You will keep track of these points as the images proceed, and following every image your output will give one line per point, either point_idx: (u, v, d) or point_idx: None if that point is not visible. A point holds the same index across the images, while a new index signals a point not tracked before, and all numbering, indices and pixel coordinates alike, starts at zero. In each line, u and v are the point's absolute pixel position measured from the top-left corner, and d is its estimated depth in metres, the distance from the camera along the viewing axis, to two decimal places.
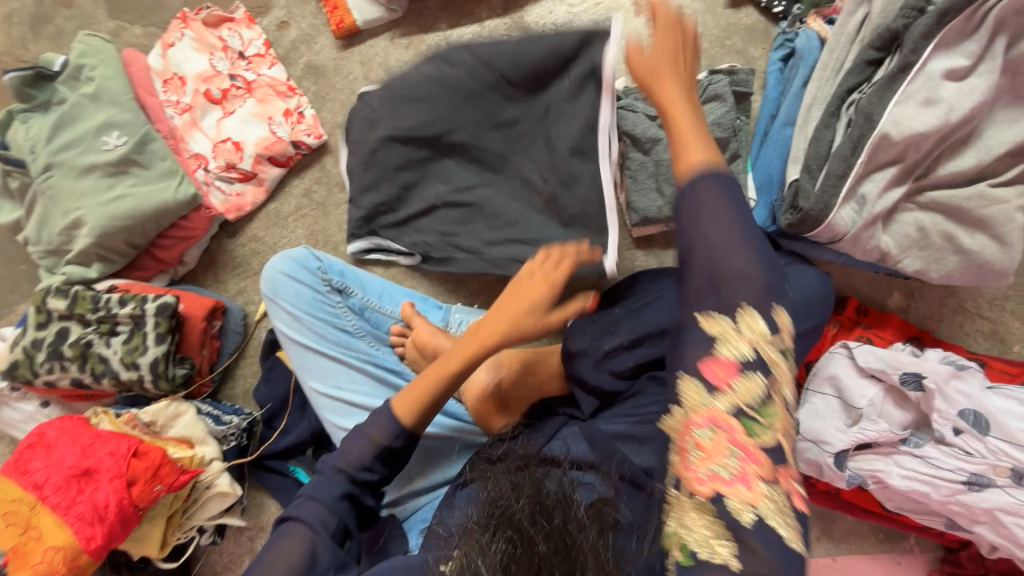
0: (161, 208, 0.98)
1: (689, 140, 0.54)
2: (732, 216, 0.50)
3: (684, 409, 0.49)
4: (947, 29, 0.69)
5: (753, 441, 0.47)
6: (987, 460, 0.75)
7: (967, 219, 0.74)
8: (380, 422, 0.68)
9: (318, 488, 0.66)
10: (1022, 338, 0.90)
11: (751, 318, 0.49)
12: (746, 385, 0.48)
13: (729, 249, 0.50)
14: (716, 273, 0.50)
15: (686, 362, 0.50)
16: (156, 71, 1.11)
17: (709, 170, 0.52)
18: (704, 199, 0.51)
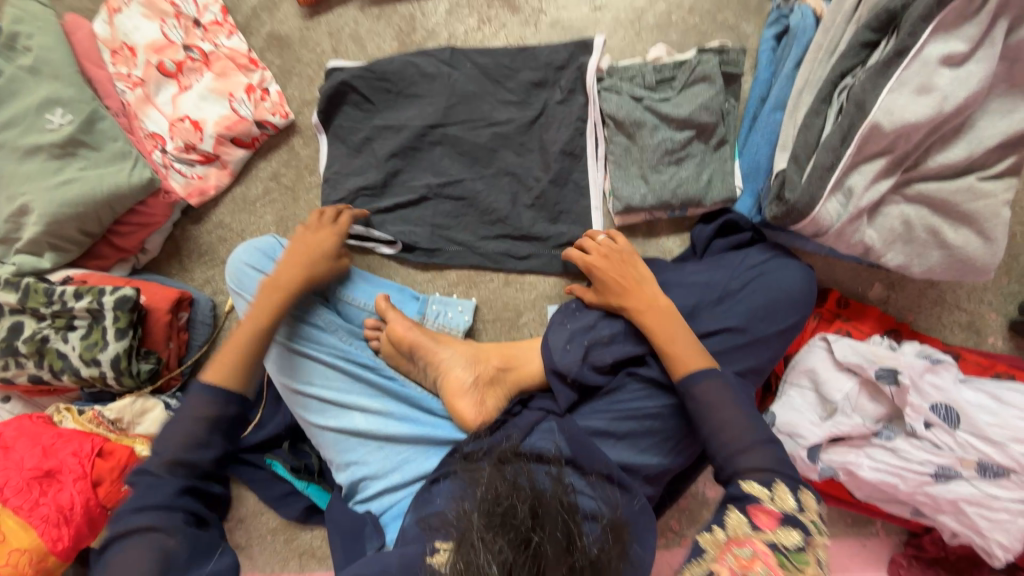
0: (115, 194, 0.92)
1: (671, 350, 0.78)
2: (739, 409, 0.72)
3: (725, 532, 0.65)
4: (948, 11, 0.64)
5: (781, 568, 0.61)
6: (955, 453, 0.76)
7: (952, 214, 0.72)
8: (191, 406, 0.75)
9: (151, 487, 0.72)
10: (998, 330, 0.90)
11: (786, 494, 0.66)
12: (784, 533, 0.64)
13: (741, 430, 0.71)
14: (730, 449, 0.70)
15: (736, 502, 0.68)
16: (103, 40, 1.02)
17: (699, 374, 0.74)
18: (705, 400, 0.73)
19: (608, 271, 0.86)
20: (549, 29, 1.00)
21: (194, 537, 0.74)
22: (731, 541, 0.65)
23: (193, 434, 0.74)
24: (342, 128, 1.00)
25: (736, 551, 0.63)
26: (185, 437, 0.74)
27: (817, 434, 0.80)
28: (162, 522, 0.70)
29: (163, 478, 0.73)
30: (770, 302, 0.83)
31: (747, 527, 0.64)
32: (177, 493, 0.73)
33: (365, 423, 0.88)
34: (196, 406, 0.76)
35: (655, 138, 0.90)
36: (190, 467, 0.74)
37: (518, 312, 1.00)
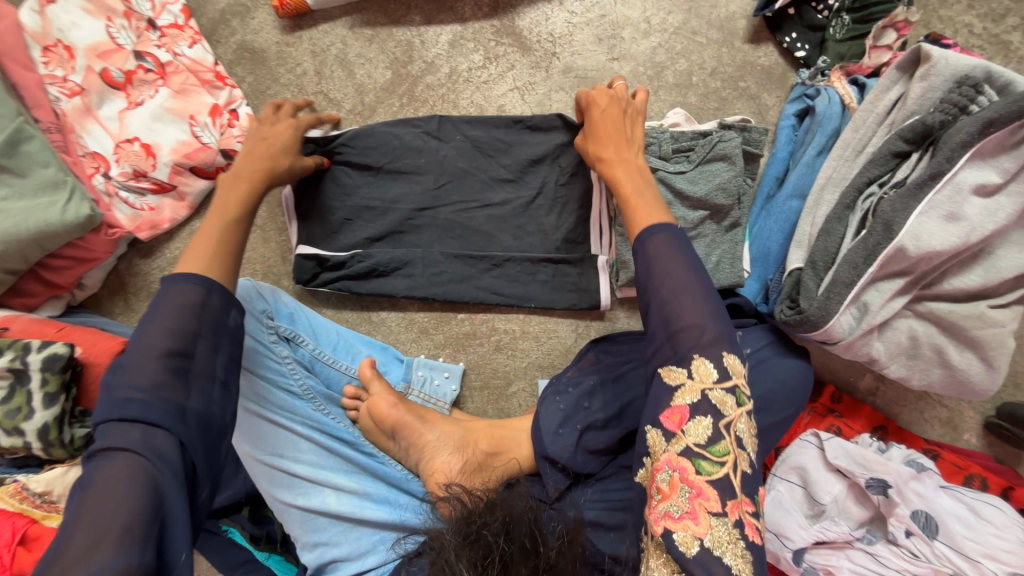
0: (43, 232, 0.77)
1: (637, 205, 0.67)
2: (683, 268, 0.60)
3: (650, 459, 0.58)
4: (988, 140, 0.61)
5: (701, 477, 0.54)
6: (931, 564, 0.76)
7: (960, 336, 0.71)
8: (177, 296, 0.60)
9: (133, 396, 0.55)
10: (973, 427, 0.93)
11: (703, 364, 0.57)
12: (693, 426, 0.55)
13: (683, 302, 0.59)
14: (669, 325, 0.59)
15: (649, 410, 0.59)
16: (32, 34, 0.85)
17: (659, 232, 0.63)
18: (657, 252, 0.62)
19: (602, 124, 0.74)
20: (561, 75, 0.92)
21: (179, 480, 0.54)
22: (653, 469, 0.57)
23: (179, 325, 0.58)
24: (315, 206, 0.89)
25: (657, 480, 0.56)
26: (174, 331, 0.58)
27: (804, 537, 0.79)
28: (143, 449, 0.53)
29: (143, 390, 0.55)
30: (767, 394, 0.80)
31: (662, 441, 0.56)
32: (172, 411, 0.55)
33: (338, 502, 0.81)
34: (178, 293, 0.60)
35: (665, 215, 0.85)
36: (181, 362, 0.58)
37: (507, 380, 0.94)
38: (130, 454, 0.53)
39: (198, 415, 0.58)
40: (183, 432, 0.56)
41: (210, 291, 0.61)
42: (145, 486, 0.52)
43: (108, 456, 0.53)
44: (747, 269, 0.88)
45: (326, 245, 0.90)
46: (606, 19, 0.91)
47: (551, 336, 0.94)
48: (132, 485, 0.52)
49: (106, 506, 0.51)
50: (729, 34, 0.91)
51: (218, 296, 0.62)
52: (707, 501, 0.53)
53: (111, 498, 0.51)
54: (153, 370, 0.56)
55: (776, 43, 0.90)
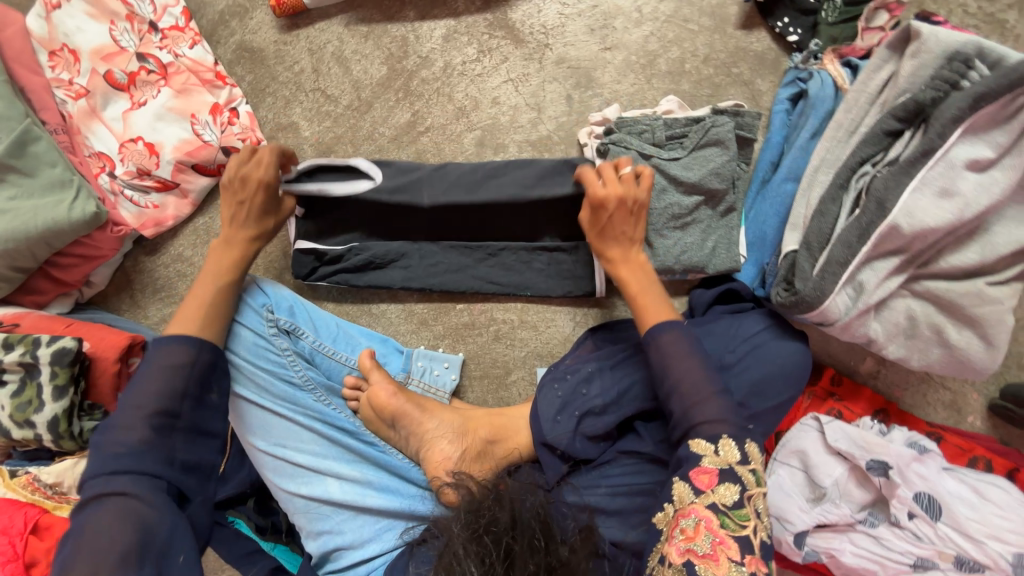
0: (52, 229, 0.80)
1: (646, 305, 0.74)
2: (695, 364, 0.67)
3: (674, 506, 0.61)
4: (979, 115, 0.61)
5: (725, 529, 0.58)
6: (935, 545, 0.76)
7: (958, 315, 0.71)
8: (163, 358, 0.69)
9: (125, 450, 0.63)
10: (978, 410, 0.92)
11: (729, 444, 0.62)
12: (724, 489, 0.60)
13: (700, 397, 0.65)
14: (688, 416, 0.65)
15: (679, 468, 0.63)
16: (39, 39, 0.87)
17: (670, 337, 0.70)
18: (670, 350, 0.69)
19: (611, 223, 0.78)
20: (554, 66, 0.92)
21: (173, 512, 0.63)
22: (677, 514, 0.60)
23: (168, 383, 0.68)
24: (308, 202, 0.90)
25: (682, 523, 0.59)
26: (163, 388, 0.68)
27: (805, 520, 0.79)
28: (140, 489, 0.61)
29: (138, 442, 0.64)
30: (765, 376, 0.81)
31: (691, 493, 0.60)
32: (163, 460, 0.65)
33: (339, 491, 0.82)
34: (169, 354, 0.70)
35: (660, 201, 0.86)
36: (170, 419, 0.67)
37: (506, 369, 0.95)
38: (128, 494, 0.61)
39: (184, 462, 0.67)
40: (173, 475, 0.65)
41: (198, 349, 0.71)
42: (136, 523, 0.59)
43: (105, 498, 0.60)
44: (743, 254, 0.88)
45: (324, 238, 0.92)
46: (597, 9, 0.92)
47: (548, 325, 0.94)
48: (129, 520, 0.59)
49: (103, 541, 0.58)
50: (721, 21, 0.91)
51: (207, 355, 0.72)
52: (729, 549, 0.56)
53: (109, 536, 0.58)
54: (143, 426, 0.65)
55: (768, 28, 0.90)
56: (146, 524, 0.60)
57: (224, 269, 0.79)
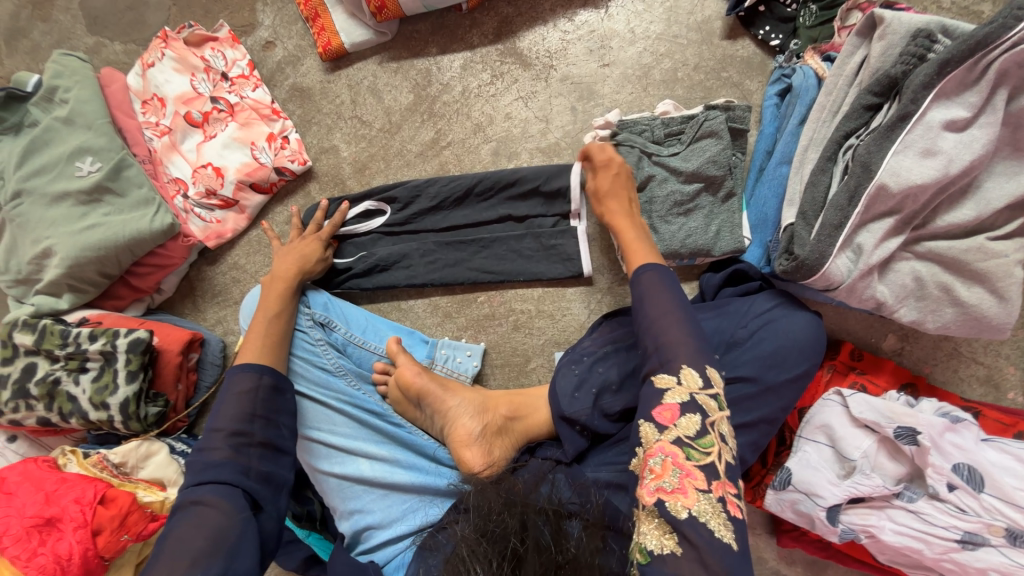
0: (136, 238, 0.94)
1: (634, 248, 0.80)
2: (674, 298, 0.71)
3: (643, 448, 0.64)
4: (947, 80, 0.66)
5: (690, 461, 0.59)
6: (981, 518, 0.73)
7: (964, 272, 0.72)
8: (241, 383, 0.77)
9: (209, 464, 0.68)
10: (1017, 385, 0.89)
11: (689, 372, 0.65)
12: (686, 423, 0.62)
13: (673, 323, 0.68)
14: (658, 345, 0.68)
15: (644, 410, 0.66)
16: (135, 91, 1.07)
17: (652, 270, 0.74)
18: (649, 286, 0.73)
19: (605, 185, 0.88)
20: (559, 83, 1.04)
21: (247, 520, 0.65)
22: (646, 454, 0.62)
23: (241, 407, 0.74)
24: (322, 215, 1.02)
25: (650, 463, 0.61)
26: (240, 408, 0.74)
27: (836, 494, 0.77)
28: (220, 499, 0.65)
29: (219, 457, 0.69)
30: (779, 349, 0.79)
31: (654, 433, 0.62)
32: (240, 471, 0.69)
33: (370, 469, 0.86)
34: (240, 380, 0.77)
35: (663, 189, 0.92)
36: (244, 437, 0.71)
37: (526, 357, 1.00)
38: (210, 501, 0.65)
39: (259, 472, 0.71)
40: (248, 486, 0.68)
41: (260, 373, 0.78)
42: (211, 527, 0.62)
43: (192, 505, 0.65)
44: (748, 237, 0.93)
45: (342, 247, 1.02)
46: (595, 33, 1.04)
47: (563, 313, 1.00)
48: (206, 530, 0.62)
49: (187, 541, 0.61)
50: (708, 34, 1.01)
51: (268, 376, 0.79)
52: (696, 480, 0.58)
53: (188, 542, 0.61)
54: (222, 444, 0.70)
55: (752, 37, 1.00)
56: (219, 527, 0.63)
57: (274, 302, 0.89)
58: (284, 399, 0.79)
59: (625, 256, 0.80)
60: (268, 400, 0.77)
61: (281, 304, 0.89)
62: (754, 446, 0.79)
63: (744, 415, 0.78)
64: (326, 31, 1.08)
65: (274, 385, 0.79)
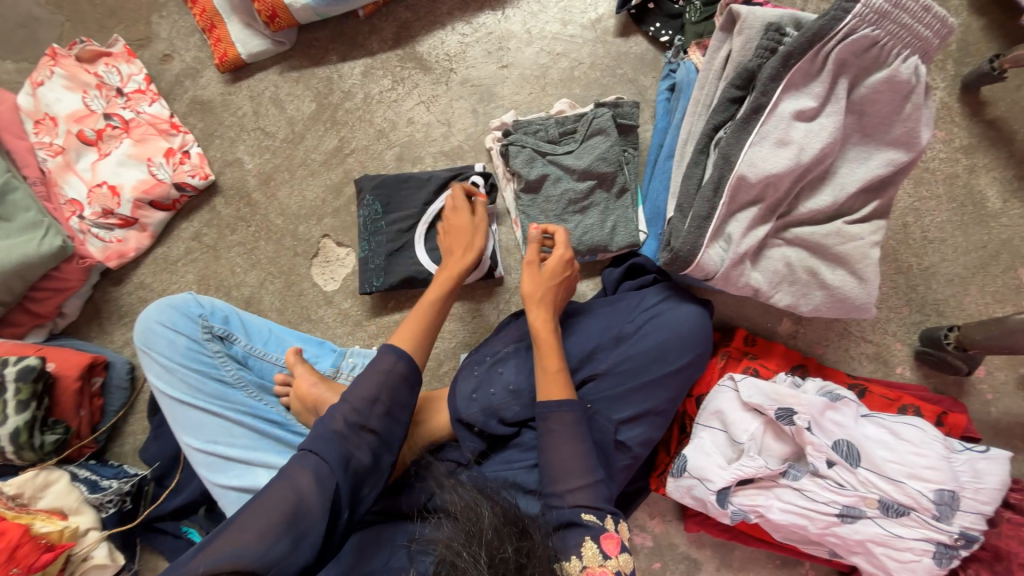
0: (24, 263, 0.92)
1: (553, 376, 0.75)
2: (584, 447, 0.70)
3: (583, 562, 0.63)
4: (793, 71, 0.69)
5: None
6: (858, 492, 0.75)
7: (828, 256, 0.74)
8: (381, 367, 0.66)
9: (322, 433, 0.61)
10: (904, 360, 0.92)
11: (614, 520, 0.68)
12: (624, 558, 0.65)
13: (579, 470, 0.69)
14: (562, 486, 0.69)
15: (580, 529, 0.66)
16: (26, 111, 1.04)
17: (565, 417, 0.71)
18: (557, 432, 0.71)
19: (547, 284, 0.81)
20: (460, 86, 1.05)
21: (316, 517, 0.56)
22: (588, 570, 0.63)
23: (378, 394, 0.65)
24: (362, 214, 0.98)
25: None
26: (366, 389, 0.65)
27: (724, 478, 0.79)
28: (314, 478, 0.58)
29: (333, 429, 0.62)
30: (662, 342, 0.81)
31: (600, 558, 0.63)
32: (342, 458, 0.60)
33: (267, 478, 0.86)
34: (382, 365, 0.67)
35: (559, 188, 0.94)
36: (360, 421, 0.63)
37: (438, 361, 1.01)
38: (307, 471, 0.59)
39: (356, 463, 0.61)
40: (344, 478, 0.59)
41: (399, 360, 0.67)
42: (300, 497, 0.57)
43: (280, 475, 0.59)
44: (645, 231, 0.94)
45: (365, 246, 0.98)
46: (492, 35, 1.05)
47: (473, 315, 1.01)
48: (280, 510, 0.55)
49: (254, 520, 0.55)
50: (602, 32, 1.03)
51: (403, 364, 0.67)
52: None
53: (277, 513, 0.55)
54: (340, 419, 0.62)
55: (644, 33, 1.02)
56: (304, 498, 0.57)
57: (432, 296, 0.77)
58: (413, 395, 0.68)
59: (540, 378, 0.75)
60: (397, 391, 0.66)
61: (441, 298, 0.77)
62: (645, 437, 0.80)
63: (631, 408, 0.80)
64: (223, 41, 1.06)
65: (407, 377, 0.67)
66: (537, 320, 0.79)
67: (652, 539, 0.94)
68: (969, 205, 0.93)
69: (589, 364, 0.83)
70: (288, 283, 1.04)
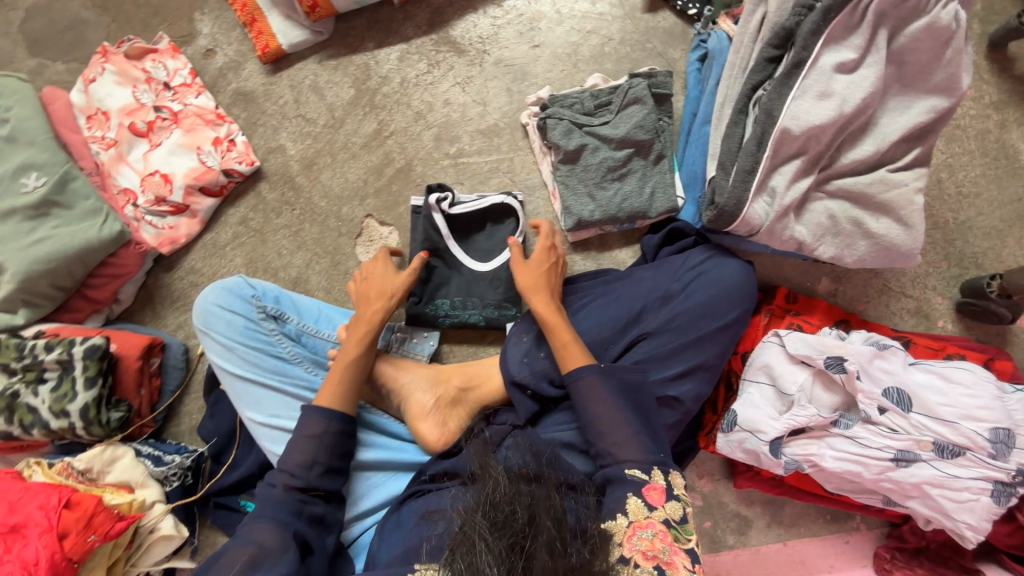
0: (87, 247, 0.96)
1: (568, 346, 0.78)
2: (617, 402, 0.72)
3: (629, 518, 0.64)
4: (833, 25, 0.71)
5: (677, 542, 0.62)
6: (911, 436, 0.77)
7: (871, 205, 0.76)
8: (309, 429, 0.75)
9: (271, 501, 0.71)
10: (946, 313, 0.94)
11: (660, 474, 0.68)
12: (671, 507, 0.65)
13: (621, 425, 0.71)
14: (609, 443, 0.71)
15: (629, 486, 0.66)
16: (79, 107, 1.09)
17: (591, 375, 0.74)
18: (590, 393, 0.73)
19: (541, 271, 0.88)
20: (493, 66, 1.08)
21: (283, 550, 0.67)
22: (635, 526, 0.63)
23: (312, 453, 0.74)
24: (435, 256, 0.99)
25: (640, 534, 0.63)
26: (303, 451, 0.74)
27: (777, 428, 0.80)
28: (275, 534, 0.68)
29: (280, 495, 0.71)
30: (710, 300, 0.83)
31: (645, 510, 0.64)
32: (293, 511, 0.71)
33: None
34: (308, 425, 0.76)
35: (597, 157, 0.96)
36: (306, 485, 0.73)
37: (482, 333, 1.04)
38: (264, 527, 0.69)
39: (309, 513, 0.72)
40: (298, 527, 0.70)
41: (328, 420, 0.76)
42: (258, 547, 0.67)
43: (242, 532, 0.69)
44: (682, 196, 0.97)
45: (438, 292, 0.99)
46: (523, 17, 1.08)
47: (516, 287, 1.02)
48: (251, 554, 0.66)
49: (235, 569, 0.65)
50: (630, 9, 1.06)
51: (335, 423, 0.76)
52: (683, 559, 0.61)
53: (248, 556, 0.66)
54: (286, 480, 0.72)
55: (671, 8, 1.05)
56: (263, 547, 0.67)
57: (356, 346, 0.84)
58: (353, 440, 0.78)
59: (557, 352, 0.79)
60: (332, 446, 0.76)
61: (361, 355, 0.83)
62: (695, 391, 0.82)
63: (681, 363, 0.81)
64: (264, 34, 1.11)
65: (341, 430, 0.77)
66: (539, 306, 0.83)
67: (702, 499, 0.95)
68: (1002, 159, 0.94)
69: (638, 324, 0.85)
70: (333, 263, 1.08)
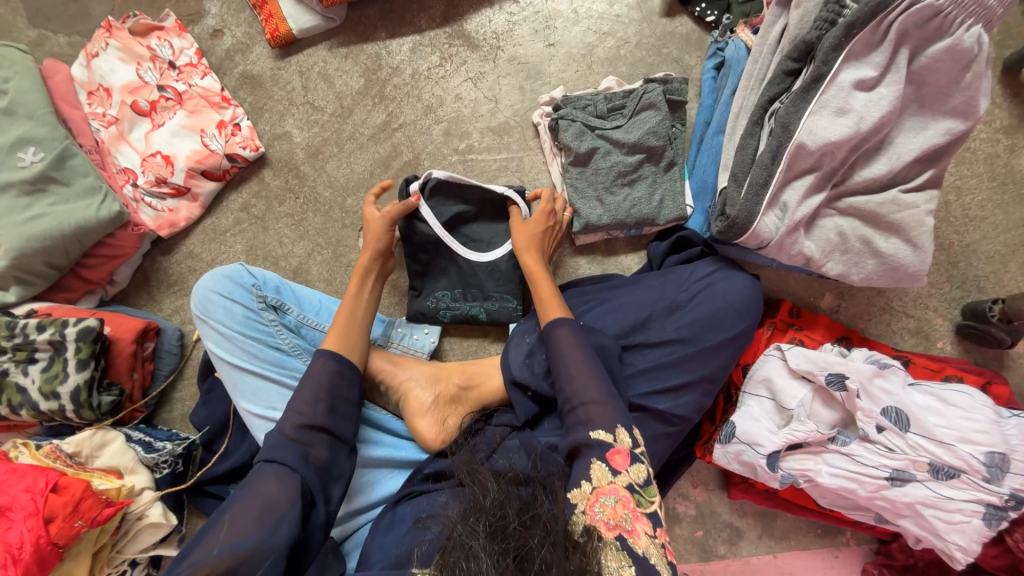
0: (83, 227, 0.94)
1: (550, 301, 0.81)
2: (589, 358, 0.73)
3: (592, 484, 0.63)
4: (855, 41, 0.70)
5: (639, 507, 0.62)
6: (907, 455, 0.77)
7: (881, 224, 0.76)
8: (318, 372, 0.73)
9: (277, 442, 0.68)
10: (946, 335, 0.94)
11: (625, 435, 0.66)
12: (635, 470, 0.64)
13: (589, 380, 0.71)
14: (576, 398, 0.70)
15: (595, 453, 0.65)
16: (80, 82, 1.06)
17: (567, 328, 0.76)
18: (564, 342, 0.75)
19: (536, 231, 0.89)
20: (507, 63, 1.07)
21: (292, 503, 0.64)
22: (597, 491, 0.62)
23: (318, 397, 0.71)
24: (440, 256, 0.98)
25: (603, 500, 0.62)
26: (309, 394, 0.72)
27: (775, 441, 0.80)
28: (284, 480, 0.65)
29: (288, 439, 0.68)
30: (716, 311, 0.83)
31: (609, 475, 0.62)
32: (301, 456, 0.67)
33: None
34: (314, 370, 0.74)
35: (608, 161, 0.96)
36: (312, 423, 0.70)
37: (484, 332, 1.04)
38: (272, 478, 0.65)
39: (319, 461, 0.69)
40: (306, 473, 0.66)
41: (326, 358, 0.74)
42: (265, 500, 0.63)
43: (250, 483, 0.66)
44: (691, 205, 0.96)
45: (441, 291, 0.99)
46: (539, 14, 1.07)
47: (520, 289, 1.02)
48: (256, 508, 0.62)
49: (240, 521, 0.61)
50: (647, 12, 1.05)
51: (329, 363, 0.74)
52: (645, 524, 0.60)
53: (254, 507, 0.63)
54: (292, 425, 0.69)
55: (689, 13, 1.04)
56: (269, 500, 0.63)
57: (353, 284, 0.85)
58: (351, 387, 0.75)
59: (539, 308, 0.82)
60: (332, 385, 0.73)
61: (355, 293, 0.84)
62: (697, 400, 0.82)
63: (684, 374, 0.81)
64: (274, 17, 1.08)
65: (337, 371, 0.74)
66: (530, 268, 0.86)
67: (695, 508, 0.95)
68: (1010, 184, 0.94)
69: (642, 332, 0.85)
70: (336, 254, 1.07)
